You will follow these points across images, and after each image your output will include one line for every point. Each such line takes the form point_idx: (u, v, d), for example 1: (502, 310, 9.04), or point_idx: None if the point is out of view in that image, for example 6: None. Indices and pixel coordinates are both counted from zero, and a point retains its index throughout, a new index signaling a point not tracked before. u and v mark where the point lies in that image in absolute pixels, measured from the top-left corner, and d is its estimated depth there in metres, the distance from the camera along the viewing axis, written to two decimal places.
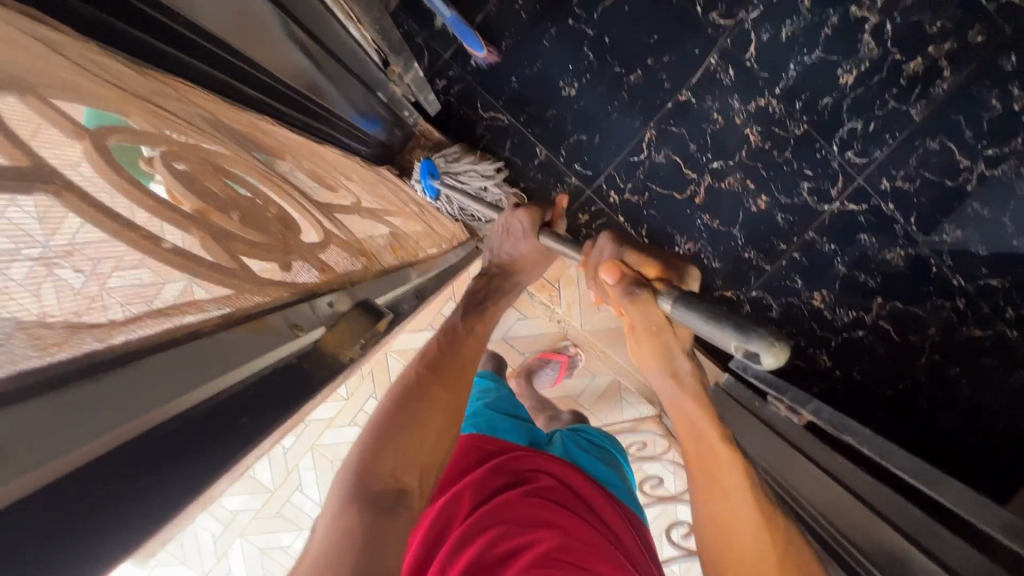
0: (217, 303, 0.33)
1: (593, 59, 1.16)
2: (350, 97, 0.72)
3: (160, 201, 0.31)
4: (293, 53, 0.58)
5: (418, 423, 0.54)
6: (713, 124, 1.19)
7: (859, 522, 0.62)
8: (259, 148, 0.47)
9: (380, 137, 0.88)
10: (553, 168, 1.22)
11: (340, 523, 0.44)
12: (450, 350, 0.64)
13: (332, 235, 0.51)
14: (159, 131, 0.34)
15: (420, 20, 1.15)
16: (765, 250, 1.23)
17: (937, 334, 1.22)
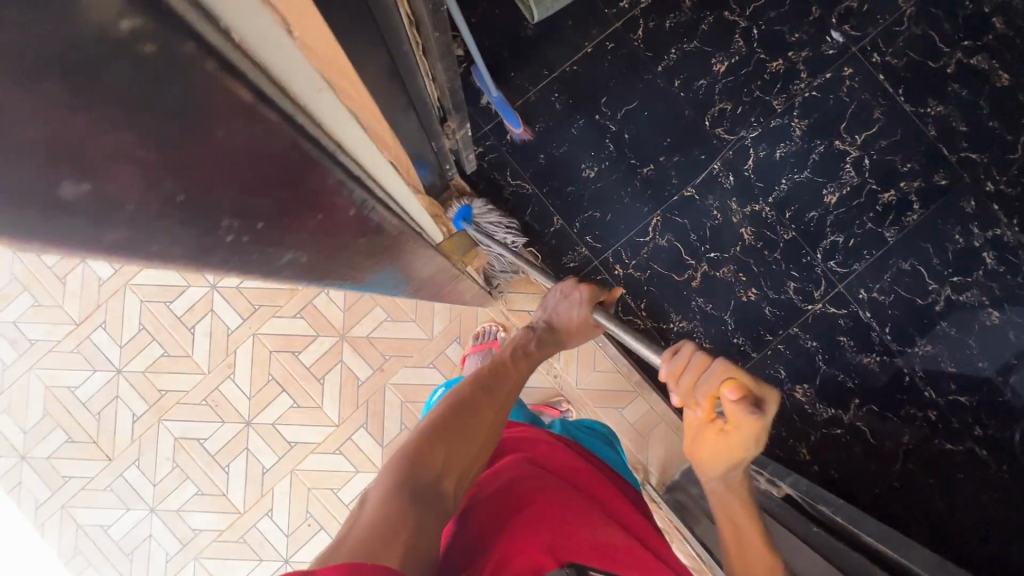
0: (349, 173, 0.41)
1: (613, 150, 1.33)
2: (419, 141, 0.85)
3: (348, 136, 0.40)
4: (401, 93, 0.70)
5: (464, 441, 0.58)
6: (713, 219, 1.33)
7: None
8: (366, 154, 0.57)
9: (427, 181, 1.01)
10: (567, 237, 1.34)
11: (393, 496, 0.46)
12: (500, 379, 0.69)
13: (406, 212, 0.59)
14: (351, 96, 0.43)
15: (469, 96, 1.33)
16: (753, 338, 1.32)
17: (911, 443, 1.28)
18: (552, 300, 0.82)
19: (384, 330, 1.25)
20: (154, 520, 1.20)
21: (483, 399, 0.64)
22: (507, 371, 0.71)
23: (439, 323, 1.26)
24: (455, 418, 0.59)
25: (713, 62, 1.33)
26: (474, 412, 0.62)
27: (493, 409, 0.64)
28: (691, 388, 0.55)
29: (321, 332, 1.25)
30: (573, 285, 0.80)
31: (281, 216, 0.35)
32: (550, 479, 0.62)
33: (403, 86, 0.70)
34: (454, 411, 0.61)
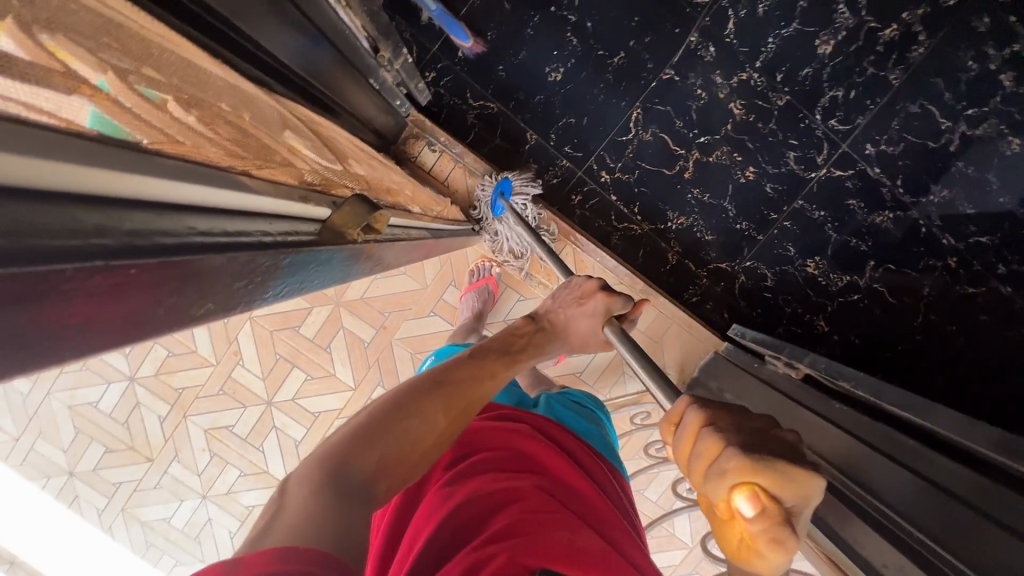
0: (234, 165, 0.36)
1: (577, 45, 1.20)
2: (343, 80, 0.78)
3: (203, 124, 0.35)
4: (294, 39, 0.62)
5: (409, 441, 0.50)
6: (698, 100, 1.22)
7: (869, 468, 0.64)
8: (290, 128, 0.52)
9: (374, 121, 0.96)
10: (544, 153, 1.25)
11: (312, 495, 0.39)
12: (461, 381, 0.60)
13: (309, 171, 0.49)
14: (202, 82, 0.39)
15: (407, 17, 1.20)
16: (756, 220, 1.26)
17: (931, 294, 1.23)
18: (562, 302, 0.75)
19: (377, 288, 1.22)
20: (209, 506, 1.27)
21: (439, 401, 0.56)
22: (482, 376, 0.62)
23: (430, 270, 1.23)
24: (402, 417, 0.51)
25: None
26: (426, 415, 0.54)
27: (448, 405, 0.56)
28: (699, 479, 0.36)
29: (316, 302, 1.22)
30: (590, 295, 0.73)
31: (178, 185, 0.28)
32: (546, 484, 0.54)
33: (300, 28, 0.63)
34: (398, 400, 0.53)
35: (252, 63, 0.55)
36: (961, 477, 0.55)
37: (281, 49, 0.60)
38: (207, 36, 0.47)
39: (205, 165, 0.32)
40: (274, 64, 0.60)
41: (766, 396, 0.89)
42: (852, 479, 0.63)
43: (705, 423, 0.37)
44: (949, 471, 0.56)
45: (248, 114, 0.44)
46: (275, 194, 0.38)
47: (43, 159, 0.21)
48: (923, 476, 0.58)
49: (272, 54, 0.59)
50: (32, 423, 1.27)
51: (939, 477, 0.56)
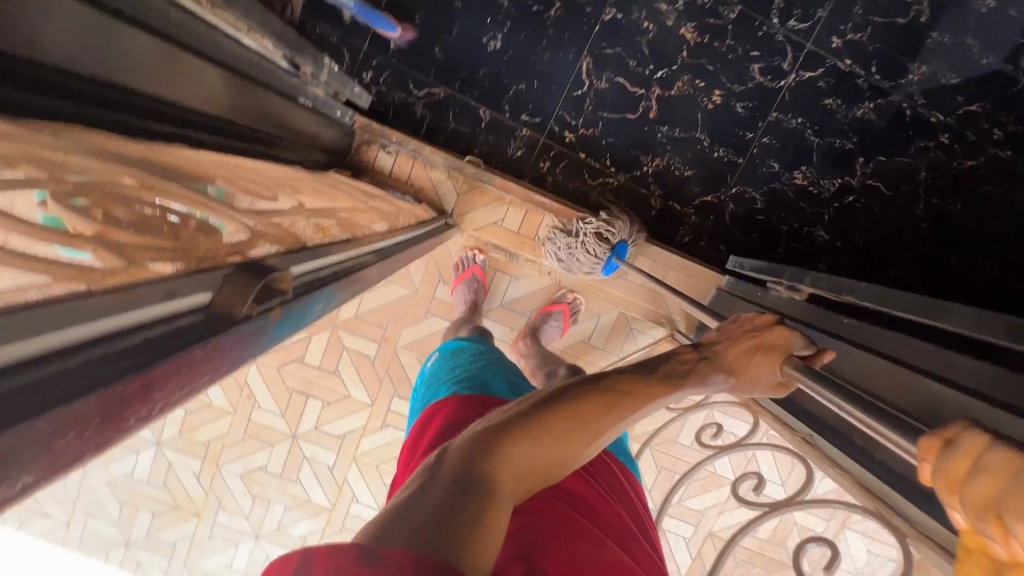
0: (152, 238, 0.34)
1: (509, 7, 1.14)
2: (262, 107, 0.75)
3: (104, 196, 0.33)
4: (198, 86, 0.60)
5: (556, 462, 0.43)
6: (647, 33, 1.16)
7: (890, 383, 0.60)
8: (221, 176, 0.50)
9: (308, 137, 0.93)
10: (501, 126, 1.20)
11: (450, 492, 0.37)
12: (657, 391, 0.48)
13: (252, 213, 0.47)
14: (92, 155, 0.37)
15: (328, 20, 1.14)
16: (733, 143, 1.21)
17: (929, 177, 1.18)
18: (722, 330, 0.55)
19: (368, 302, 1.21)
20: (263, 544, 1.30)
21: (606, 426, 0.45)
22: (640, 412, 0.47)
23: (416, 272, 1.22)
24: (558, 432, 0.43)
25: None
26: (588, 439, 0.44)
27: (619, 418, 0.45)
28: (987, 504, 0.25)
29: (314, 330, 1.22)
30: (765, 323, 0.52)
31: (85, 318, 0.25)
32: (552, 486, 0.51)
33: (204, 69, 0.60)
34: (549, 402, 0.45)
35: (150, 125, 0.52)
36: (980, 373, 0.52)
37: (181, 96, 0.58)
38: (80, 120, 0.45)
39: (119, 281, 0.29)
40: (179, 113, 0.58)
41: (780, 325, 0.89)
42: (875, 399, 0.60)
43: (991, 436, 0.26)
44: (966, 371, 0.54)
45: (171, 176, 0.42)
46: (210, 284, 0.34)
47: (47, 332, 0.23)
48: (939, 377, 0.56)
49: (173, 103, 0.57)
50: (75, 505, 1.30)
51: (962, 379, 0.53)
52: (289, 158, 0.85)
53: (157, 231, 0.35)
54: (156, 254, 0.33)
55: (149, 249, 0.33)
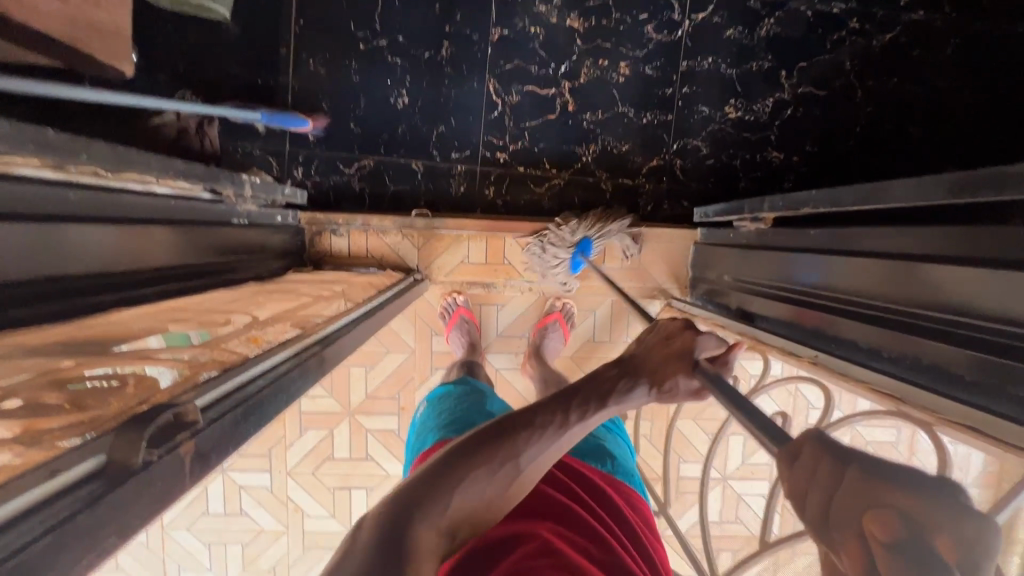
0: (82, 413, 0.34)
1: (403, 63, 1.19)
2: (195, 243, 0.77)
3: (27, 394, 0.34)
4: (118, 248, 0.62)
5: (484, 501, 0.47)
6: (537, 37, 1.19)
7: (912, 283, 0.57)
8: (157, 324, 0.51)
9: (255, 249, 0.96)
10: (437, 171, 1.23)
11: (375, 548, 0.39)
12: (559, 429, 0.52)
13: (193, 345, 0.48)
14: (12, 359, 0.37)
15: (245, 137, 1.19)
16: (657, 104, 1.22)
17: (855, 64, 1.19)
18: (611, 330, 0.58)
19: (373, 379, 1.22)
20: None
21: (533, 451, 0.50)
22: (573, 426, 0.52)
23: (408, 334, 1.23)
24: (485, 473, 0.47)
25: None
26: (514, 471, 0.49)
27: (523, 464, 0.49)
28: None
29: (333, 424, 1.22)
30: (678, 336, 0.55)
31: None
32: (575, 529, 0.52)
33: (117, 228, 0.62)
34: (479, 445, 0.48)
35: (68, 304, 0.54)
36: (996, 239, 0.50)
37: (101, 265, 0.59)
38: (12, 326, 0.47)
39: (37, 467, 0.28)
40: (113, 281, 0.60)
41: (767, 259, 0.86)
42: (916, 311, 0.57)
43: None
44: (983, 241, 0.51)
45: (97, 346, 0.43)
46: (103, 435, 0.32)
47: None
48: (963, 259, 0.52)
49: (94, 275, 0.58)
50: None
51: (982, 254, 0.51)
52: (238, 276, 0.87)
53: (92, 403, 0.35)
54: (80, 427, 0.33)
55: (74, 423, 0.33)
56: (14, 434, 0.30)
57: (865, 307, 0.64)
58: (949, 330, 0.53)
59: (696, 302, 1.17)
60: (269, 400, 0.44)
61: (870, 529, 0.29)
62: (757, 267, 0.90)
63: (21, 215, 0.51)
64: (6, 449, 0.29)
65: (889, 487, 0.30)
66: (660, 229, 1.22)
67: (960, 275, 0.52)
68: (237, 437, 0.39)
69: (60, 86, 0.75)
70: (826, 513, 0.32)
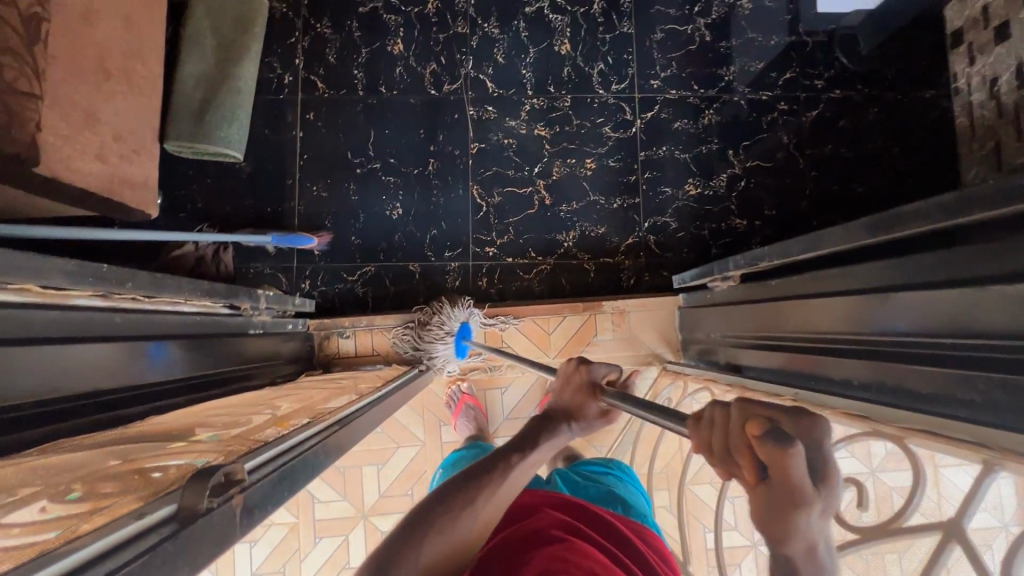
0: (136, 489, 0.39)
1: (396, 180, 1.34)
2: (215, 355, 0.84)
3: (90, 482, 0.39)
4: (151, 360, 0.68)
5: (458, 547, 0.53)
6: (510, 146, 1.36)
7: (878, 313, 0.61)
8: (188, 424, 0.56)
9: (268, 357, 1.03)
10: (433, 269, 1.33)
11: None
12: (510, 472, 0.57)
13: (222, 436, 0.53)
14: (74, 457, 0.43)
15: (257, 258, 1.31)
16: (624, 190, 1.36)
17: (791, 137, 1.35)
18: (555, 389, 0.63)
19: (386, 477, 1.22)
20: None
21: (486, 494, 0.55)
22: (515, 468, 0.58)
23: (417, 427, 1.25)
24: (453, 519, 0.53)
25: (390, 50, 1.37)
26: (474, 516, 0.54)
27: (483, 505, 0.55)
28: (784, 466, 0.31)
29: (348, 530, 1.20)
30: (576, 374, 0.60)
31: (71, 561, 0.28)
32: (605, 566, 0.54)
33: (151, 344, 0.69)
34: (443, 495, 0.54)
35: (108, 413, 0.59)
36: (917, 265, 0.56)
37: (137, 376, 0.66)
38: (67, 436, 0.52)
39: (109, 523, 0.33)
40: (145, 390, 0.66)
41: (749, 313, 0.92)
42: (888, 338, 0.60)
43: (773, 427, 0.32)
44: (917, 265, 0.56)
45: (141, 443, 0.48)
46: (169, 493, 0.36)
47: None
48: (909, 283, 0.57)
49: (130, 386, 0.64)
50: None
51: (916, 276, 0.56)
52: (254, 383, 0.93)
53: (144, 482, 0.40)
54: (137, 496, 0.37)
55: (131, 495, 0.37)
56: (82, 509, 0.35)
57: (845, 342, 0.67)
58: (919, 350, 0.55)
59: (690, 364, 1.21)
60: (298, 470, 0.48)
61: (750, 430, 0.33)
62: (741, 321, 0.94)
63: (76, 337, 0.59)
64: (74, 520, 0.34)
65: (750, 402, 0.35)
66: (646, 297, 1.30)
67: (911, 297, 0.56)
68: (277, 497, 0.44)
69: (100, 230, 0.87)
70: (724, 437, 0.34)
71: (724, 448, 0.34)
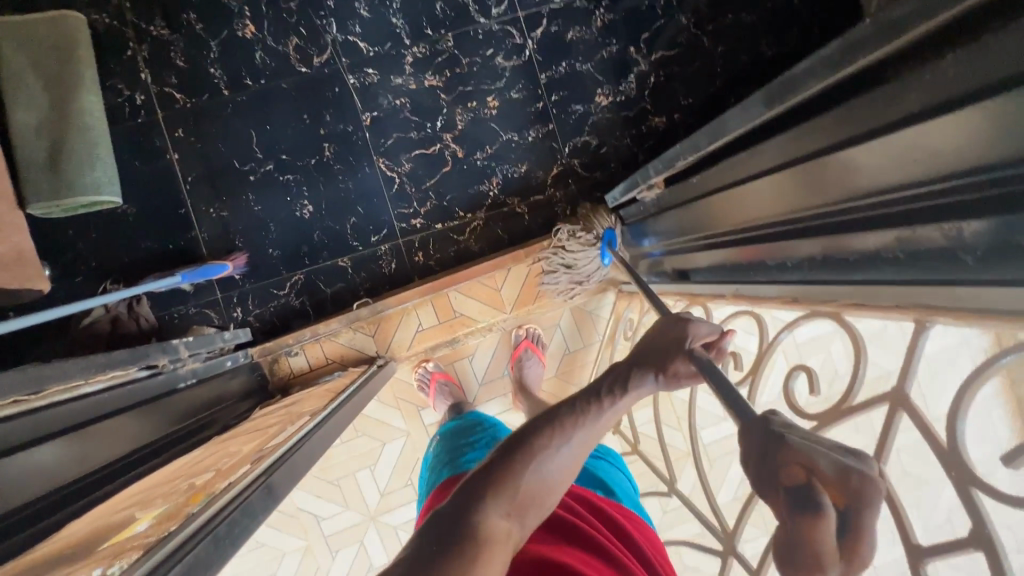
0: None
1: (295, 177, 1.24)
2: (141, 427, 0.77)
3: None
4: (59, 456, 0.61)
5: (544, 490, 0.44)
6: (405, 106, 1.25)
7: (819, 185, 0.54)
8: (107, 515, 0.51)
9: (210, 404, 0.97)
10: (363, 258, 1.26)
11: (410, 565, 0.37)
12: (607, 418, 0.48)
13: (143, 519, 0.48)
14: None
15: (176, 300, 1.22)
16: (535, 119, 1.28)
17: (690, 17, 1.27)
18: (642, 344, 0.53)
19: (381, 476, 1.21)
20: None
21: (578, 437, 0.47)
22: (607, 413, 0.48)
23: (397, 419, 1.23)
24: (541, 463, 0.45)
25: (242, 35, 1.22)
26: (562, 460, 0.45)
27: (568, 457, 0.46)
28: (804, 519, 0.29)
29: (359, 536, 1.19)
30: (678, 322, 0.51)
31: None
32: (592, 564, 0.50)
33: (54, 439, 0.62)
34: (523, 439, 0.46)
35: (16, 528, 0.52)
36: (827, 124, 0.52)
37: (48, 478, 0.59)
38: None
39: None
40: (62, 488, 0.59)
41: (686, 214, 0.88)
42: (836, 209, 0.53)
43: (814, 476, 0.30)
44: (839, 122, 0.51)
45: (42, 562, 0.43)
46: None
47: None
48: (840, 143, 0.51)
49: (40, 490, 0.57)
50: None
51: (840, 136, 0.51)
52: (202, 433, 0.87)
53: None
54: None
55: None
56: None
57: (791, 224, 0.60)
58: (866, 215, 0.49)
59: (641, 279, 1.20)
60: (241, 521, 0.45)
61: (786, 476, 0.31)
62: (685, 226, 0.89)
63: None
64: None
65: (814, 442, 0.32)
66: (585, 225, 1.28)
67: (851, 156, 0.49)
68: (217, 560, 0.40)
69: None
70: (761, 455, 0.33)
71: (766, 479, 0.32)
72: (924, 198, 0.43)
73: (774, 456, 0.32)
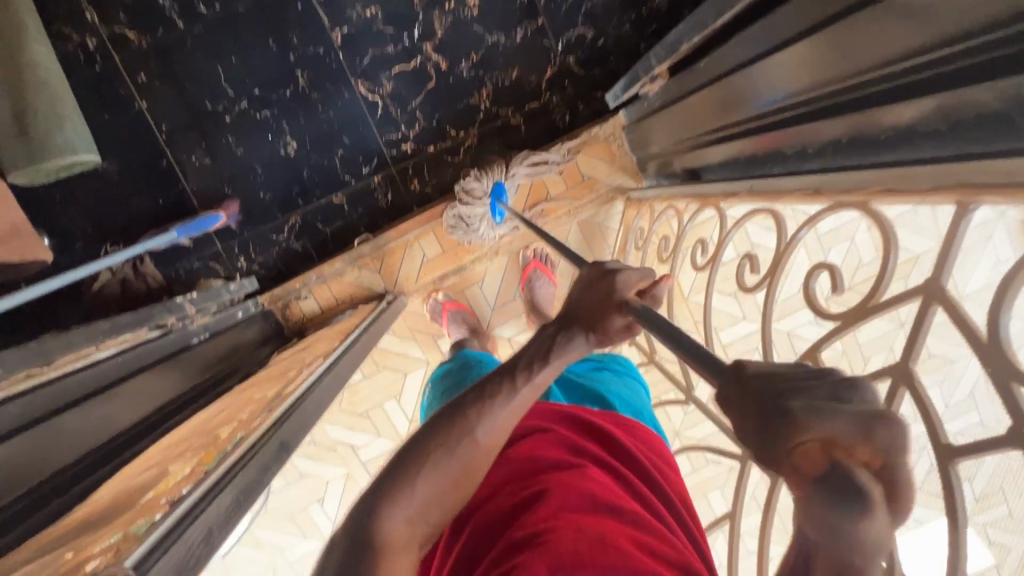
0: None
1: (272, 112, 1.16)
2: (161, 384, 0.78)
3: None
4: (82, 421, 0.62)
5: (456, 481, 0.45)
6: (376, 16, 1.13)
7: (854, 48, 0.46)
8: (133, 473, 0.51)
9: (228, 352, 0.99)
10: (357, 192, 1.21)
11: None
12: (516, 400, 0.46)
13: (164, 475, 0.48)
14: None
15: (178, 256, 1.20)
16: (522, 15, 1.14)
17: None
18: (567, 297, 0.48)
19: (407, 404, 1.25)
20: None
21: (485, 423, 0.46)
22: (522, 391, 0.47)
23: (414, 349, 1.25)
24: (447, 455, 0.44)
25: None
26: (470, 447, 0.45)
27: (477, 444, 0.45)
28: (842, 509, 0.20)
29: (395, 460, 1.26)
30: (600, 282, 0.45)
31: None
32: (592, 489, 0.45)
33: (73, 404, 0.62)
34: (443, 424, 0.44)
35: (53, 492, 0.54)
36: None
37: (74, 442, 0.59)
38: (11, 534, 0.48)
39: None
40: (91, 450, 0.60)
41: (696, 105, 0.79)
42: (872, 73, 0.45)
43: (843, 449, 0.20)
44: None
45: (73, 524, 0.44)
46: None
47: None
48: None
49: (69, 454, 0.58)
50: None
51: None
52: (225, 383, 0.89)
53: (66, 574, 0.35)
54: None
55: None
56: None
57: (812, 103, 0.54)
58: (909, 79, 0.42)
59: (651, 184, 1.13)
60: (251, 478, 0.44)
61: (800, 456, 0.21)
62: (693, 117, 0.81)
63: None
64: None
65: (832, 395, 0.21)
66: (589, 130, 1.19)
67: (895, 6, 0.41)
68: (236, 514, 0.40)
69: None
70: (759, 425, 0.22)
71: (768, 446, 0.22)
72: (981, 48, 0.36)
73: (776, 415, 0.22)
